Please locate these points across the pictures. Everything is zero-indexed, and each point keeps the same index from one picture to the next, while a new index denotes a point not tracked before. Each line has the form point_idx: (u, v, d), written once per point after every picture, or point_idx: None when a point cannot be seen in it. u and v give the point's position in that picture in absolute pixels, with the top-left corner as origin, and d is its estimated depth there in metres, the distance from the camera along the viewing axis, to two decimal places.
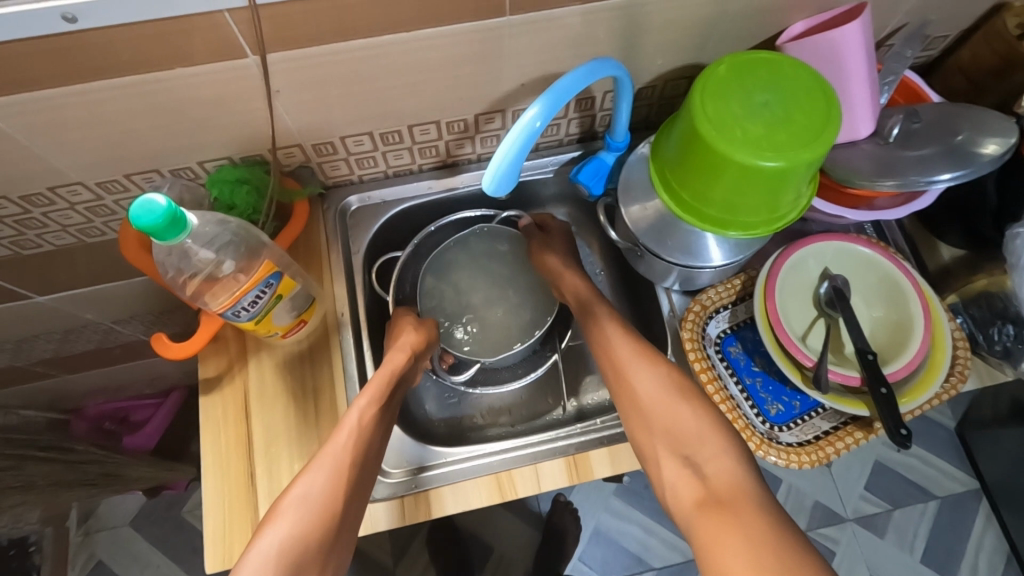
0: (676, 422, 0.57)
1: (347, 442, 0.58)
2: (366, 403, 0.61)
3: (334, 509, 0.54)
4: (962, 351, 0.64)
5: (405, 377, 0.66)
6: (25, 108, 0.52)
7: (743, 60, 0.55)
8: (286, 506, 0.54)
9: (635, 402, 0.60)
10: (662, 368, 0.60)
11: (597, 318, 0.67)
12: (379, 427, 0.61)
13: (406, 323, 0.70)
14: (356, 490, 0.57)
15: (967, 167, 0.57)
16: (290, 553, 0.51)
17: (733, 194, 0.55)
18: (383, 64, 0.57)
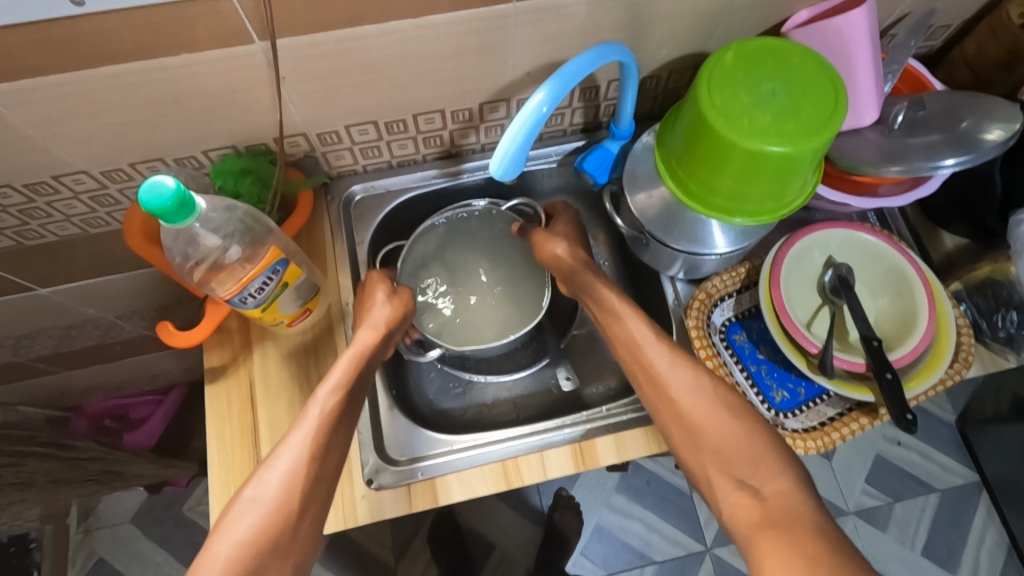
0: (724, 440, 0.54)
1: (307, 436, 0.54)
2: (328, 393, 0.56)
3: (291, 508, 0.50)
4: (966, 337, 0.64)
5: (375, 358, 0.62)
6: (30, 95, 0.52)
7: (750, 49, 0.55)
8: (239, 506, 0.50)
9: (679, 416, 0.56)
10: (703, 382, 0.57)
11: (622, 318, 0.62)
12: (343, 417, 0.56)
13: (376, 292, 0.65)
14: (318, 487, 0.53)
15: (972, 152, 0.57)
16: (243, 558, 0.47)
17: (739, 182, 0.55)
18: (390, 52, 0.57)
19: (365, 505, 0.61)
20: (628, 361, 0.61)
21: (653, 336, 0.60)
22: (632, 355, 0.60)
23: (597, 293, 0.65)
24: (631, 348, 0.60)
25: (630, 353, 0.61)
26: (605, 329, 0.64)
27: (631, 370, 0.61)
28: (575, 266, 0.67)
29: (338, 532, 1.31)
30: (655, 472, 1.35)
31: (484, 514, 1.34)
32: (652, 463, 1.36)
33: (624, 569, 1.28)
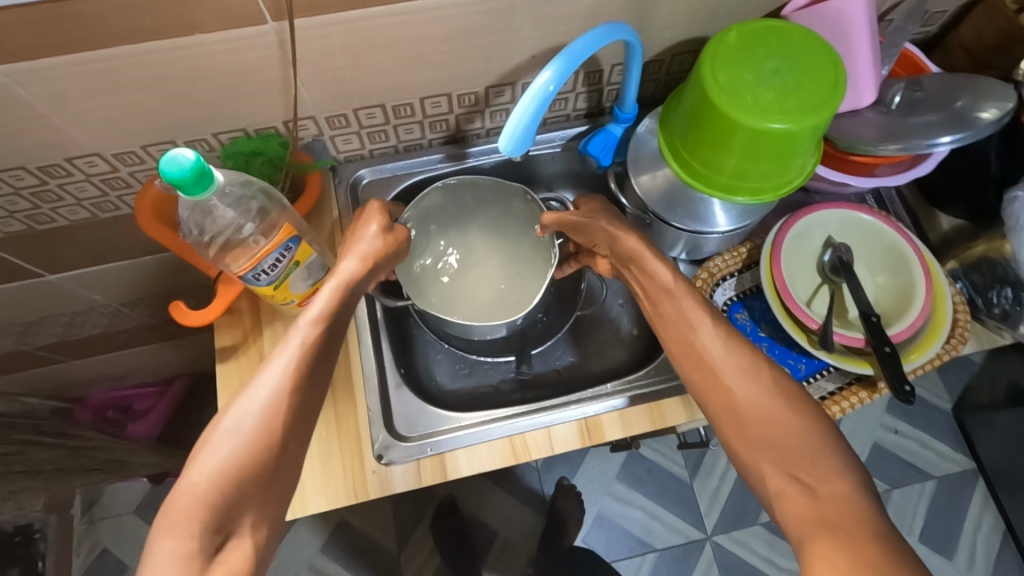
0: (784, 434, 0.49)
1: (288, 364, 0.50)
2: (310, 323, 0.53)
3: (274, 438, 0.47)
4: (962, 314, 0.65)
5: (358, 289, 0.59)
6: (47, 75, 0.53)
7: (752, 29, 0.56)
8: (217, 436, 0.46)
9: (732, 406, 0.52)
10: (763, 373, 0.53)
11: (674, 301, 0.58)
12: (325, 346, 0.53)
13: (365, 219, 0.62)
14: (302, 417, 0.50)
15: (968, 130, 0.59)
16: (222, 487, 0.44)
17: (742, 160, 0.56)
18: (399, 34, 0.58)
19: (376, 479, 0.63)
20: (676, 347, 0.57)
21: (707, 324, 0.56)
22: (682, 342, 0.56)
23: (647, 276, 0.61)
24: (684, 334, 0.56)
25: (681, 339, 0.56)
26: (655, 313, 0.60)
27: (678, 357, 0.56)
28: (628, 245, 0.62)
29: (341, 521, 1.32)
30: (655, 460, 1.36)
31: (486, 503, 1.35)
32: (652, 451, 1.37)
33: (626, 556, 1.30)
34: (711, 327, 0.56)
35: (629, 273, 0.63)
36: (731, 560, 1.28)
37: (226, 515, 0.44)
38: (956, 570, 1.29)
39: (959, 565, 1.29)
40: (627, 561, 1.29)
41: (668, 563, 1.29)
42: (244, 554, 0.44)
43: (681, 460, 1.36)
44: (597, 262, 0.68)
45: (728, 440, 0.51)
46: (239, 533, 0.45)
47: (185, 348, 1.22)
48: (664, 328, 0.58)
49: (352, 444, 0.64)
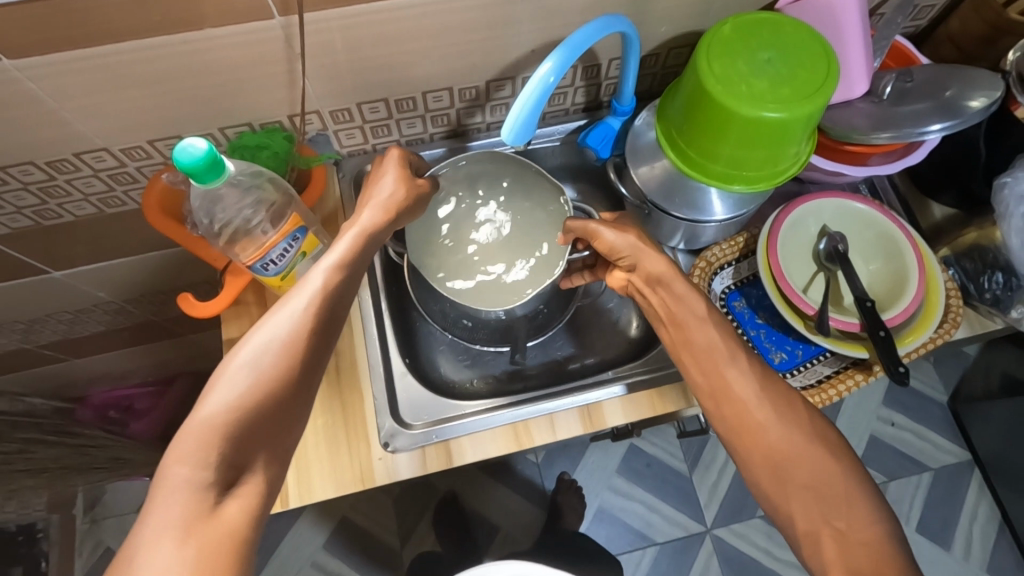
0: (819, 477, 0.50)
1: (307, 306, 0.50)
2: (330, 268, 0.53)
3: (292, 375, 0.47)
4: (955, 299, 0.67)
5: (379, 238, 0.58)
6: (59, 69, 0.54)
7: (746, 21, 0.58)
8: (233, 367, 0.46)
9: (766, 445, 0.52)
10: (800, 415, 0.53)
11: (703, 329, 0.57)
12: (343, 291, 0.53)
13: (387, 165, 0.61)
14: (317, 357, 0.50)
15: (957, 118, 0.61)
16: (238, 417, 0.44)
17: (738, 148, 0.58)
18: (402, 29, 0.60)
19: (383, 466, 0.64)
20: (703, 379, 0.56)
21: (739, 362, 0.55)
22: (713, 375, 0.56)
23: (674, 301, 0.59)
24: (715, 368, 0.56)
25: (711, 372, 0.56)
26: (679, 339, 0.59)
27: (705, 389, 0.56)
28: (657, 269, 0.60)
29: (344, 518, 1.32)
30: (654, 454, 1.37)
31: (488, 498, 1.35)
32: (651, 445, 1.38)
33: (627, 550, 1.31)
34: (743, 363, 0.56)
35: (652, 294, 0.61)
36: (731, 551, 1.30)
37: (240, 448, 0.44)
38: (953, 559, 1.30)
39: (955, 555, 1.30)
40: (628, 554, 1.30)
41: (669, 556, 1.30)
42: (257, 489, 0.44)
43: (681, 454, 1.37)
44: (613, 274, 0.66)
45: (758, 479, 0.52)
46: (253, 468, 0.45)
47: (187, 346, 1.23)
48: (689, 355, 0.58)
49: (358, 432, 0.65)
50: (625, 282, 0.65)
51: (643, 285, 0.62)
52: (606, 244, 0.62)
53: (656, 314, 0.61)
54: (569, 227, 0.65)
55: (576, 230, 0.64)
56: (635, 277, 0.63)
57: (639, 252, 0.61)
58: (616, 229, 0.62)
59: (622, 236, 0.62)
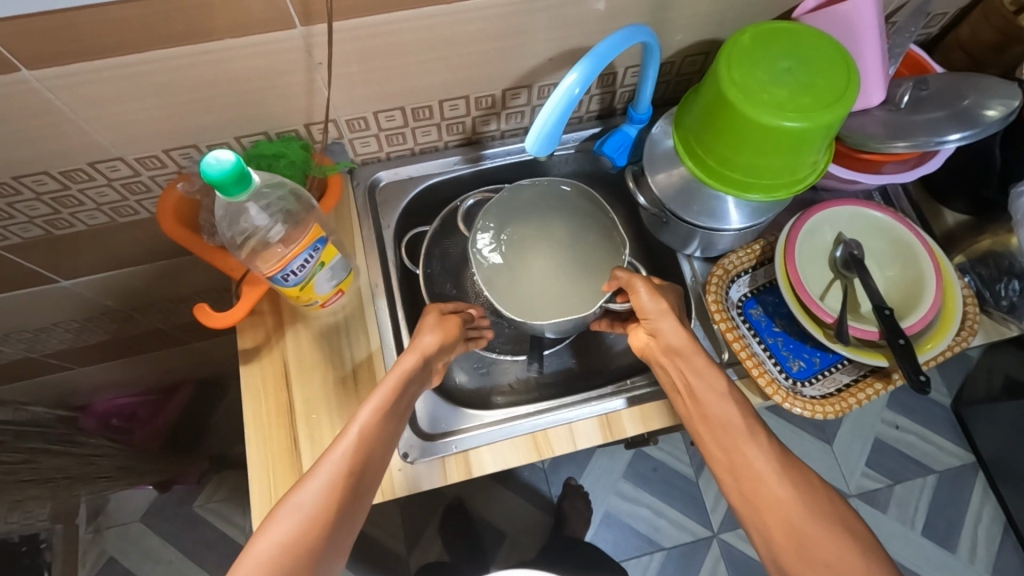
0: (840, 557, 0.50)
1: (346, 453, 0.53)
2: (370, 412, 0.56)
3: (331, 520, 0.50)
4: (971, 308, 0.67)
5: (414, 383, 0.61)
6: (78, 78, 0.53)
7: (764, 30, 0.58)
8: (281, 511, 0.50)
9: (785, 519, 0.53)
10: (818, 493, 0.54)
11: (721, 405, 0.58)
12: (380, 434, 0.56)
13: (428, 321, 0.64)
14: (353, 497, 0.53)
15: (974, 128, 0.61)
16: (281, 560, 0.48)
17: (757, 157, 0.58)
18: (421, 37, 0.59)
19: (403, 477, 0.64)
20: (722, 453, 0.58)
21: (758, 439, 0.57)
22: (733, 450, 0.57)
23: (692, 373, 0.60)
24: (736, 444, 0.57)
25: (730, 448, 0.57)
26: (696, 412, 0.60)
27: (722, 463, 0.57)
28: (679, 342, 0.61)
29: None
30: (661, 459, 1.38)
31: (495, 504, 1.35)
32: (658, 450, 1.38)
33: (634, 556, 1.30)
34: (762, 441, 0.57)
35: (670, 363, 0.62)
36: (739, 556, 1.29)
37: None
38: (959, 562, 1.30)
39: (961, 558, 1.31)
40: (636, 560, 1.30)
41: (676, 562, 1.29)
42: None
43: (688, 459, 1.37)
44: (632, 334, 0.66)
45: (778, 551, 0.52)
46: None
47: (193, 354, 1.22)
48: (706, 428, 0.59)
49: None
50: (646, 345, 0.65)
51: (660, 355, 0.63)
52: (639, 304, 0.63)
53: (672, 384, 0.63)
54: (614, 274, 0.65)
55: (620, 280, 0.64)
56: (655, 342, 0.63)
57: (666, 322, 0.62)
58: (651, 291, 0.63)
59: (656, 300, 0.62)
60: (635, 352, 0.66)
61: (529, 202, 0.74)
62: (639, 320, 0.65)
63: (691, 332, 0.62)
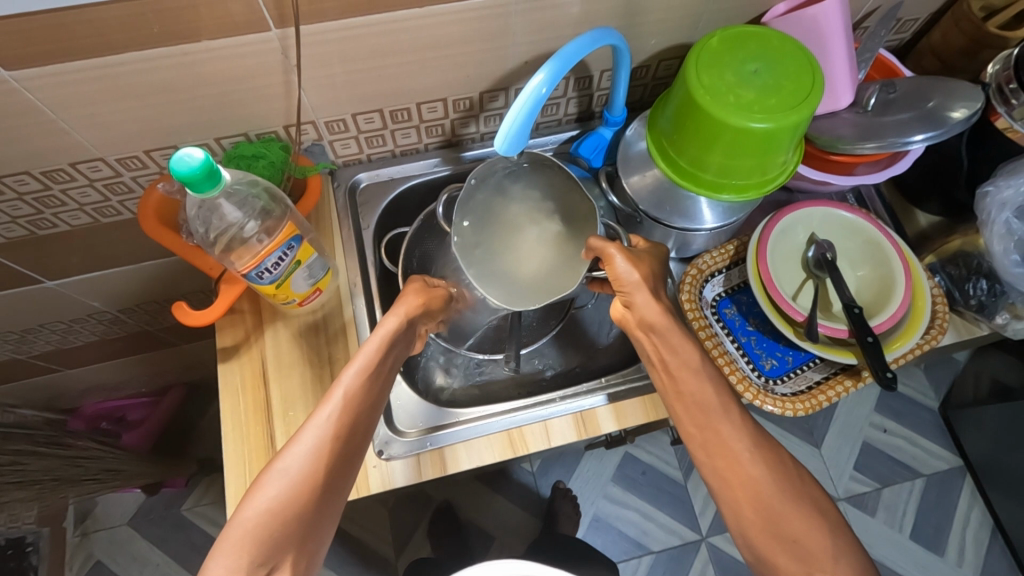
0: (809, 533, 0.51)
1: (331, 418, 0.53)
2: (353, 374, 0.55)
3: (317, 485, 0.51)
4: (941, 306, 0.68)
5: (398, 344, 0.59)
6: (57, 80, 0.54)
7: (732, 34, 0.59)
8: (269, 477, 0.50)
9: (756, 497, 0.53)
10: (789, 472, 0.54)
11: (699, 383, 0.57)
12: (366, 398, 0.55)
13: (412, 285, 0.63)
14: (339, 462, 0.53)
15: (940, 129, 0.62)
16: (271, 526, 0.48)
17: (726, 157, 0.59)
18: (397, 39, 0.60)
19: (378, 474, 0.64)
20: (696, 430, 0.57)
21: (732, 416, 0.56)
22: (707, 427, 0.56)
23: (667, 351, 0.59)
24: (710, 422, 0.56)
25: (705, 426, 0.56)
26: (671, 387, 0.59)
27: (696, 440, 0.57)
28: (653, 316, 0.58)
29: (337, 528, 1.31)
30: (650, 462, 1.38)
31: (483, 507, 1.35)
32: (646, 453, 1.39)
33: (623, 559, 1.30)
34: (737, 419, 0.56)
35: (646, 338, 0.60)
36: (727, 560, 1.29)
37: (273, 553, 0.48)
38: (946, 565, 1.30)
39: (949, 561, 1.31)
40: (624, 564, 1.30)
41: (666, 565, 1.29)
42: None
43: (675, 461, 1.38)
44: (612, 304, 0.62)
45: (749, 535, 0.53)
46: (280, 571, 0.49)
47: (181, 356, 1.22)
48: (682, 407, 0.58)
49: None
50: (624, 315, 0.62)
51: (636, 327, 0.61)
52: (616, 273, 0.59)
53: (648, 357, 0.61)
54: (590, 246, 0.59)
55: (594, 250, 0.58)
56: (631, 314, 0.61)
57: (641, 294, 0.59)
58: (629, 260, 0.58)
59: (632, 269, 0.58)
60: (613, 322, 0.63)
61: (510, 175, 0.67)
62: (615, 289, 0.61)
63: (665, 305, 0.59)
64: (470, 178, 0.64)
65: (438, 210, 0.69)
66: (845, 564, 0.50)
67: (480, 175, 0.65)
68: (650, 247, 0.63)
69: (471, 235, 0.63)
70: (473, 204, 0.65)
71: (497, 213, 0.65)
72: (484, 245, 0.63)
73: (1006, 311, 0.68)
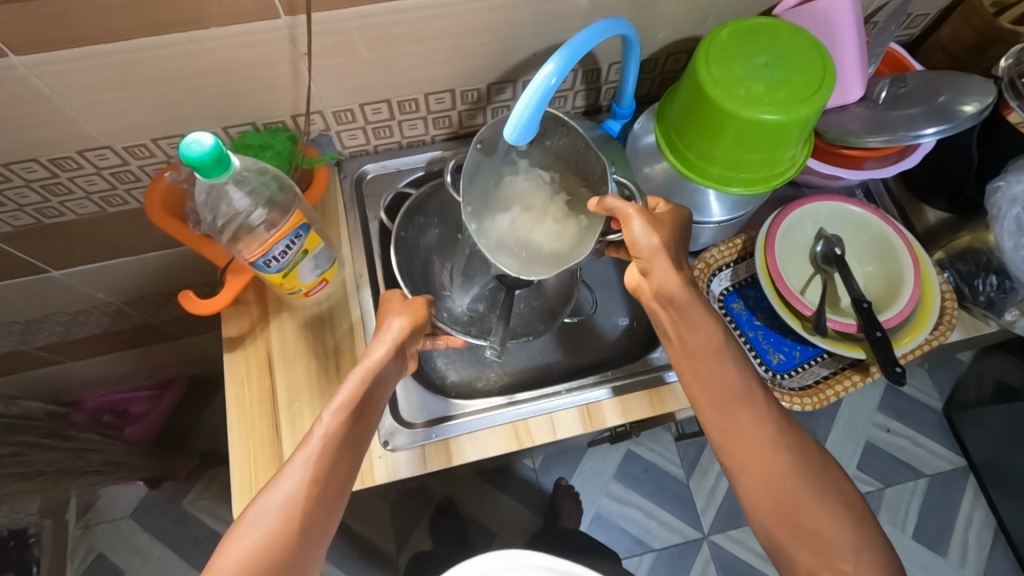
0: (823, 518, 0.50)
1: (310, 458, 0.50)
2: (332, 414, 0.52)
3: (297, 530, 0.48)
4: (950, 304, 0.67)
5: (386, 377, 0.56)
6: (64, 66, 0.54)
7: (743, 27, 0.59)
8: (245, 523, 0.48)
9: (775, 479, 0.51)
10: (808, 454, 0.53)
11: (718, 362, 0.54)
12: (351, 426, 0.53)
13: (395, 305, 0.60)
14: (321, 507, 0.49)
15: (950, 122, 0.62)
16: (259, 563, 0.46)
17: (734, 150, 0.59)
18: (406, 29, 0.60)
19: (383, 464, 0.64)
20: (714, 415, 0.54)
21: (754, 401, 0.53)
22: (727, 413, 0.54)
23: (684, 325, 0.56)
24: (730, 408, 0.53)
25: (724, 411, 0.54)
26: (688, 367, 0.56)
27: (715, 426, 0.54)
28: (672, 287, 0.55)
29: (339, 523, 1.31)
30: (652, 460, 1.37)
31: (484, 503, 1.34)
32: (648, 451, 1.38)
33: (624, 556, 1.30)
34: (760, 406, 0.54)
35: (663, 312, 0.57)
36: (730, 559, 1.29)
37: None
38: (949, 566, 1.30)
39: (952, 561, 1.30)
40: (626, 561, 1.30)
41: (667, 563, 1.29)
42: None
43: (678, 459, 1.37)
44: (626, 271, 0.59)
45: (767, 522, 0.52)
46: None
47: (184, 350, 1.22)
48: (700, 388, 0.55)
49: None
50: (638, 283, 0.59)
51: (653, 300, 0.58)
52: (632, 238, 0.56)
53: (664, 331, 0.58)
54: (607, 204, 0.55)
55: (611, 210, 0.56)
56: (647, 284, 0.58)
57: (658, 261, 0.56)
58: (647, 224, 0.55)
59: (650, 236, 0.55)
60: (627, 291, 0.60)
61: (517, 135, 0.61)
62: (631, 256, 0.57)
63: (685, 275, 0.56)
64: (477, 140, 0.61)
65: (448, 176, 0.63)
66: (859, 544, 0.49)
67: (486, 140, 0.61)
68: (672, 209, 0.59)
69: (479, 200, 0.61)
70: (482, 168, 0.61)
71: (505, 178, 0.62)
72: (490, 207, 0.61)
73: (1015, 308, 0.68)
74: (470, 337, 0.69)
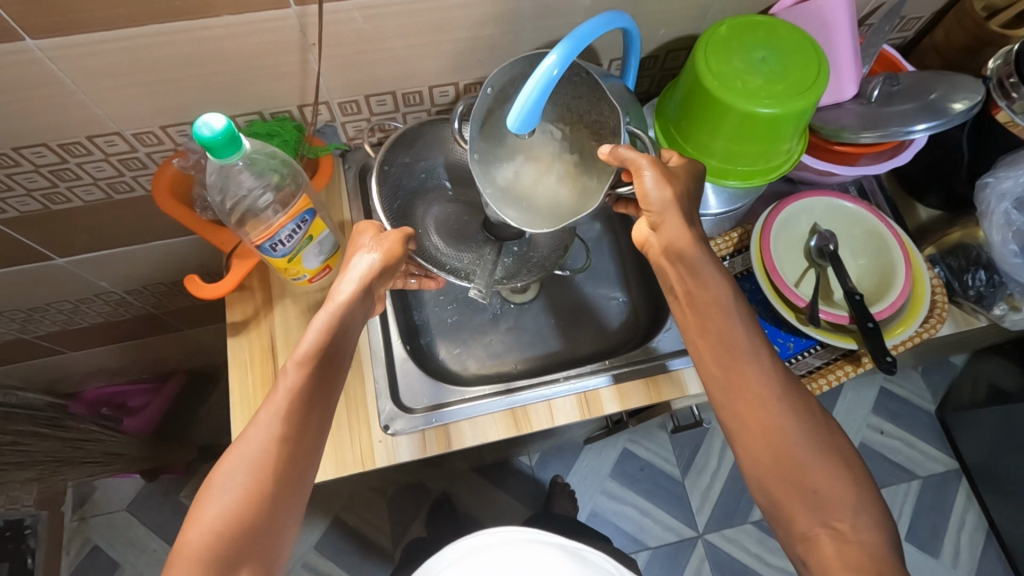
0: (831, 485, 0.49)
1: (275, 414, 0.49)
2: (294, 367, 0.51)
3: (268, 486, 0.47)
4: (940, 298, 0.70)
5: (352, 327, 0.56)
6: (77, 49, 0.55)
7: (740, 22, 0.61)
8: (216, 486, 0.47)
9: (777, 445, 0.50)
10: (814, 417, 0.51)
11: (727, 318, 0.54)
12: (319, 370, 0.52)
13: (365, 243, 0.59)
14: (291, 459, 0.49)
15: (942, 119, 0.63)
16: (236, 518, 0.46)
17: (731, 143, 0.60)
18: (411, 22, 0.62)
19: (383, 448, 0.65)
20: (719, 372, 0.54)
21: (759, 358, 0.53)
22: (731, 369, 0.53)
23: (693, 280, 0.56)
24: (735, 364, 0.53)
25: (730, 368, 0.53)
26: (696, 324, 0.56)
27: (719, 383, 0.54)
28: (682, 243, 0.56)
29: (335, 517, 1.32)
30: (647, 458, 1.38)
31: (481, 500, 1.35)
32: (644, 450, 1.39)
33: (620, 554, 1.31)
34: (765, 364, 0.53)
35: (672, 268, 0.58)
36: (724, 557, 1.30)
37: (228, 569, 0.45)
38: (940, 566, 1.31)
39: (944, 562, 1.31)
40: None
41: (661, 561, 1.30)
42: None
43: (673, 458, 1.38)
44: (635, 226, 0.60)
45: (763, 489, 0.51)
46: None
47: (185, 343, 1.23)
48: (706, 344, 0.55)
49: (360, 414, 0.66)
50: (646, 239, 0.60)
51: (661, 255, 0.58)
52: (643, 190, 0.56)
53: (671, 288, 0.58)
54: (617, 154, 0.55)
55: (623, 161, 0.55)
56: (657, 239, 0.58)
57: (669, 215, 0.56)
58: (658, 177, 0.55)
59: (662, 189, 0.55)
60: (634, 246, 0.61)
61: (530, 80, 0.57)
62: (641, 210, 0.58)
63: (695, 232, 0.56)
64: (488, 86, 0.57)
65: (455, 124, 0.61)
66: (865, 517, 0.48)
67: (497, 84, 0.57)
68: (687, 162, 0.59)
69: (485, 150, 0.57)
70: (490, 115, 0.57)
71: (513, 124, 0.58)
72: (496, 156, 0.58)
73: (1004, 303, 0.70)
74: (450, 275, 0.70)
